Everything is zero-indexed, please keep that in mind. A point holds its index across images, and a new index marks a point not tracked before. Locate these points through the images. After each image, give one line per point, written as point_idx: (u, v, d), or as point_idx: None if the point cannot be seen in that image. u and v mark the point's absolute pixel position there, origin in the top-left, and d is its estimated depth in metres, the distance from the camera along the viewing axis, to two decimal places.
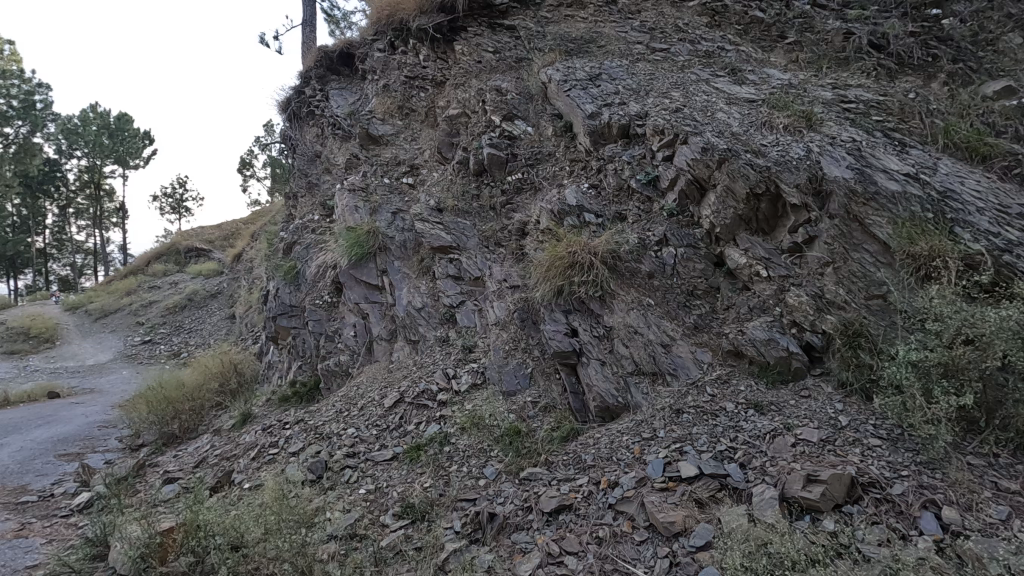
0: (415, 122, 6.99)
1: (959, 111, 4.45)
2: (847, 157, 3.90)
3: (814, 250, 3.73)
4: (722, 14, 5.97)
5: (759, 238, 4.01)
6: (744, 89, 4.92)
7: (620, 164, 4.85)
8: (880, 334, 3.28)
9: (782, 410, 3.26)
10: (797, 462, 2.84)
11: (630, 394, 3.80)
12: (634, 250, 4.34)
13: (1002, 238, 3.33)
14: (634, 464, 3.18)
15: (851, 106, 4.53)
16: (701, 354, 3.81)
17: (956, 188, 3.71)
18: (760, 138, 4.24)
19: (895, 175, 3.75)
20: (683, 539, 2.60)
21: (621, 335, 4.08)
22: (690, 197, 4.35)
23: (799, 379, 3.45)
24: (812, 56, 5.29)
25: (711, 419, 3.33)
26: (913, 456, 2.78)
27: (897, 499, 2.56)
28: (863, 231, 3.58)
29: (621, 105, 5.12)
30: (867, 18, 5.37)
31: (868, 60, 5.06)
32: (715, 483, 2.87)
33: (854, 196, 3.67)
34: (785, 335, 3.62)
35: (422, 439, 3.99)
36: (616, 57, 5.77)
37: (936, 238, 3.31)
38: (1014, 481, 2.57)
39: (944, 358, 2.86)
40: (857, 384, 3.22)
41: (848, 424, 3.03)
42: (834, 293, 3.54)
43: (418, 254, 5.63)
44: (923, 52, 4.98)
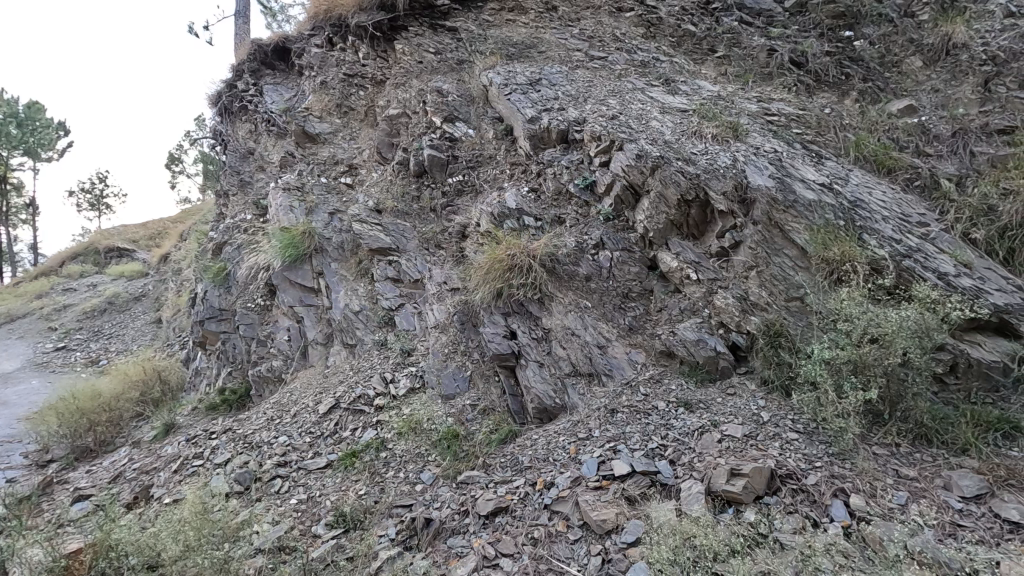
0: (354, 121, 6.83)
1: (868, 127, 4.80)
2: (769, 166, 4.12)
3: (739, 255, 3.91)
4: (657, 27, 6.18)
5: (689, 243, 4.18)
6: (676, 99, 5.10)
7: (558, 169, 4.92)
8: (798, 334, 3.49)
9: (708, 408, 3.40)
10: (722, 457, 2.97)
11: (567, 395, 3.86)
12: (572, 253, 4.42)
13: (902, 245, 3.63)
14: (569, 464, 3.24)
15: (774, 118, 4.80)
16: (635, 355, 3.93)
17: (865, 198, 4.00)
18: (691, 147, 4.42)
19: (812, 185, 4.00)
20: (615, 536, 2.67)
21: (558, 337, 4.15)
22: (625, 203, 4.47)
23: (725, 377, 3.62)
24: (738, 70, 5.56)
25: (644, 418, 3.44)
26: (826, 448, 2.97)
27: (811, 489, 2.73)
28: (783, 237, 3.80)
29: (559, 110, 5.20)
30: (788, 37, 5.70)
31: (789, 76, 5.37)
32: (645, 480, 2.96)
33: (775, 204, 3.87)
34: (713, 335, 3.78)
35: (358, 446, 3.89)
36: (555, 64, 5.86)
37: (846, 244, 3.56)
38: (912, 468, 2.83)
39: (854, 356, 3.05)
40: (777, 381, 3.41)
41: (769, 420, 3.20)
42: (757, 295, 3.73)
43: (356, 256, 5.51)
44: (838, 71, 5.34)
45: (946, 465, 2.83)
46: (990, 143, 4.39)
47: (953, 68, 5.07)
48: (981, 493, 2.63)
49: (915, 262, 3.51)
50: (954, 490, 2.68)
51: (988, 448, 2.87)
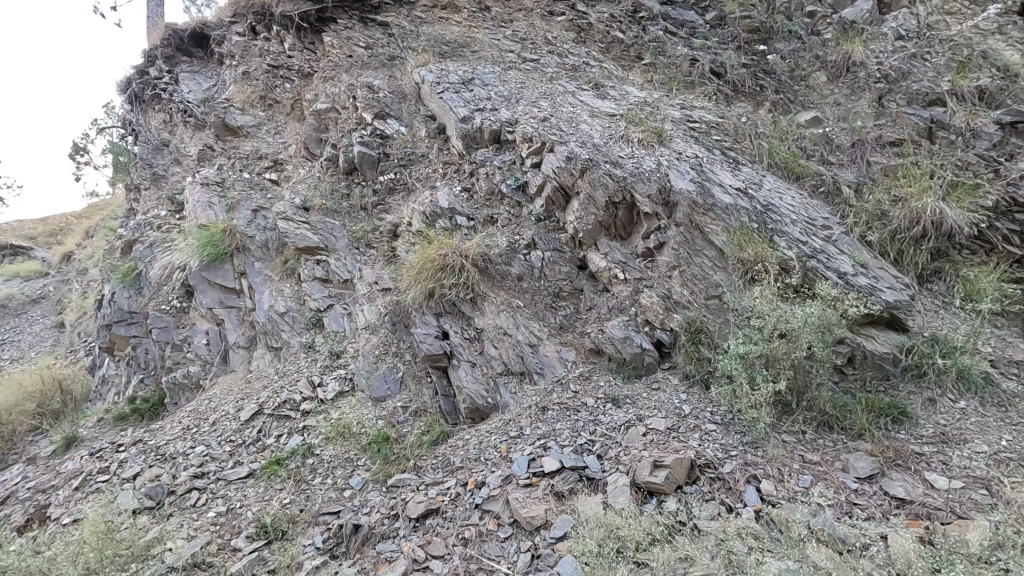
0: (280, 115, 6.55)
1: (780, 136, 5.14)
2: (691, 171, 4.32)
3: (663, 255, 4.09)
4: (587, 32, 6.33)
5: (617, 244, 4.32)
6: (605, 104, 5.25)
7: (491, 169, 4.93)
8: (716, 330, 3.68)
9: (635, 403, 3.52)
10: (647, 450, 3.09)
11: (499, 394, 3.88)
12: (504, 253, 4.45)
13: (807, 246, 3.93)
14: (500, 463, 3.26)
15: (695, 125, 5.05)
16: (565, 353, 4.01)
17: (776, 203, 4.28)
18: (618, 150, 4.56)
19: (730, 189, 4.24)
20: (544, 532, 2.72)
21: (491, 337, 4.17)
22: (556, 203, 4.55)
23: (651, 373, 3.76)
24: (664, 78, 5.79)
25: (573, 414, 3.52)
26: (741, 438, 3.15)
27: (727, 476, 2.89)
28: (703, 238, 4.00)
29: (492, 111, 5.22)
30: (709, 48, 5.98)
31: (710, 85, 5.65)
32: (574, 475, 3.03)
33: (696, 207, 4.07)
34: (639, 332, 3.92)
35: (283, 453, 3.75)
36: (488, 64, 5.87)
37: (760, 245, 3.80)
38: (815, 453, 3.06)
39: (766, 350, 3.25)
40: (698, 375, 3.58)
41: (690, 412, 3.36)
42: (680, 293, 3.90)
43: (282, 255, 5.28)
44: (754, 82, 5.67)
45: (845, 449, 3.09)
46: (883, 153, 4.82)
47: (852, 84, 5.53)
48: (874, 473, 2.89)
49: (819, 262, 3.81)
50: (851, 471, 2.93)
51: (880, 432, 3.15)
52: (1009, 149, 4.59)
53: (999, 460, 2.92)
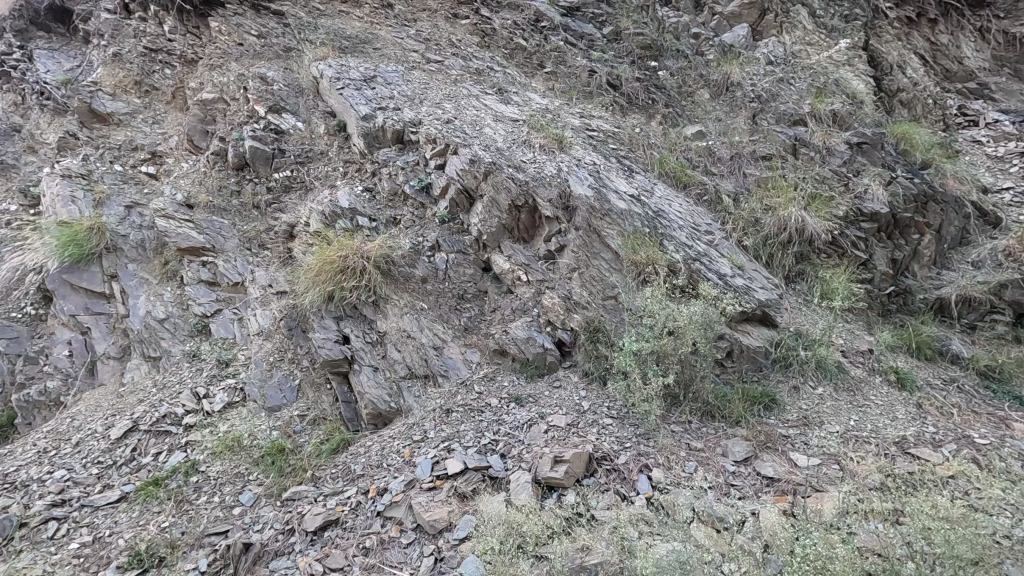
0: (158, 103, 5.97)
1: (669, 147, 5.51)
2: (589, 177, 4.52)
3: (564, 257, 4.24)
4: (491, 37, 6.40)
5: (520, 246, 4.42)
6: (509, 108, 5.35)
7: (394, 169, 4.84)
8: (613, 329, 3.87)
9: (537, 401, 3.62)
10: (548, 446, 3.19)
11: (402, 398, 3.82)
12: (407, 255, 4.37)
13: (692, 250, 4.26)
14: (403, 467, 3.21)
15: (594, 133, 5.28)
16: (470, 354, 4.03)
17: (665, 209, 4.59)
18: (521, 155, 4.67)
19: (624, 196, 4.48)
20: (448, 534, 2.73)
21: (394, 340, 4.08)
22: (460, 205, 4.57)
23: (553, 371, 3.88)
24: (565, 87, 6.00)
25: (478, 415, 3.54)
26: (634, 429, 3.35)
27: (622, 467, 3.07)
28: (600, 241, 4.20)
29: (394, 110, 5.13)
30: (606, 60, 6.27)
31: (607, 96, 5.93)
32: (478, 475, 3.06)
33: (593, 211, 4.26)
34: (541, 332, 4.03)
35: (162, 473, 3.43)
36: (390, 62, 5.76)
37: (651, 248, 4.06)
38: (699, 441, 3.32)
39: (657, 346, 3.48)
40: (596, 372, 3.75)
41: (588, 408, 3.52)
42: (580, 294, 4.07)
43: (161, 256, 4.83)
44: (646, 95, 6.02)
45: (724, 435, 3.38)
46: (757, 166, 5.33)
47: (731, 102, 6.05)
48: (748, 456, 3.19)
49: (702, 264, 4.14)
50: (730, 455, 3.21)
51: (754, 418, 3.48)
52: (856, 166, 5.28)
53: (848, 438, 3.34)
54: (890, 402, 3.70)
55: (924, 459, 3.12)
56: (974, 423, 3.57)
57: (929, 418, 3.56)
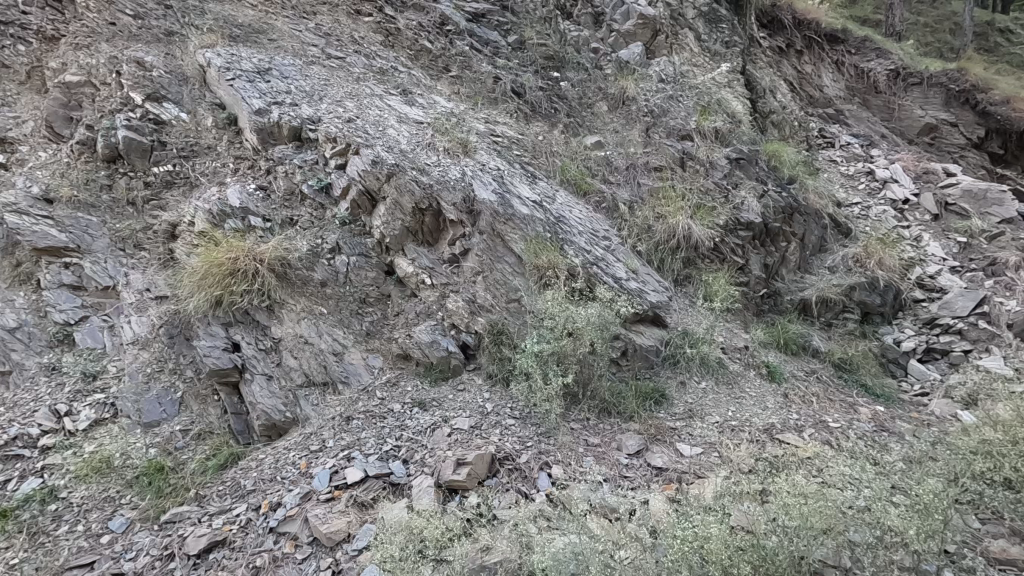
0: (8, 83, 5.15)
1: (570, 155, 5.73)
2: (492, 182, 4.60)
3: (468, 261, 4.28)
4: (395, 37, 6.29)
5: (424, 249, 4.40)
6: (413, 110, 5.30)
7: (290, 168, 4.62)
8: (516, 331, 3.96)
9: (440, 405, 3.62)
10: (451, 449, 3.22)
11: (299, 407, 3.65)
12: (305, 258, 4.19)
13: (590, 254, 4.46)
14: (299, 479, 3.09)
15: (498, 139, 5.36)
16: (372, 359, 3.95)
17: (566, 215, 4.77)
18: (425, 158, 4.65)
19: (527, 201, 4.60)
20: (346, 545, 2.68)
21: (290, 347, 3.88)
22: (362, 207, 4.48)
23: (457, 375, 3.89)
24: (469, 91, 6.03)
25: (379, 421, 3.48)
26: (536, 429, 3.46)
27: (523, 466, 3.18)
28: (503, 245, 4.28)
29: (291, 106, 4.91)
30: (511, 68, 6.39)
31: (511, 103, 6.06)
32: (379, 482, 3.04)
33: (497, 216, 4.34)
34: (445, 336, 4.03)
35: (11, 503, 3.03)
36: (287, 55, 5.49)
37: (552, 253, 4.21)
38: (596, 437, 3.50)
39: (557, 347, 3.61)
40: (500, 374, 3.81)
41: (492, 409, 3.58)
42: (484, 297, 4.12)
43: (10, 258, 4.15)
44: (549, 105, 6.22)
45: (619, 430, 3.58)
46: (649, 176, 5.69)
47: (627, 115, 6.40)
48: (641, 448, 3.40)
49: (599, 268, 4.36)
50: (624, 449, 3.41)
51: (646, 413, 3.71)
52: (734, 179, 5.81)
53: (725, 428, 3.68)
54: (762, 393, 4.11)
55: (787, 443, 3.51)
56: (829, 409, 4.06)
57: (793, 406, 4.00)
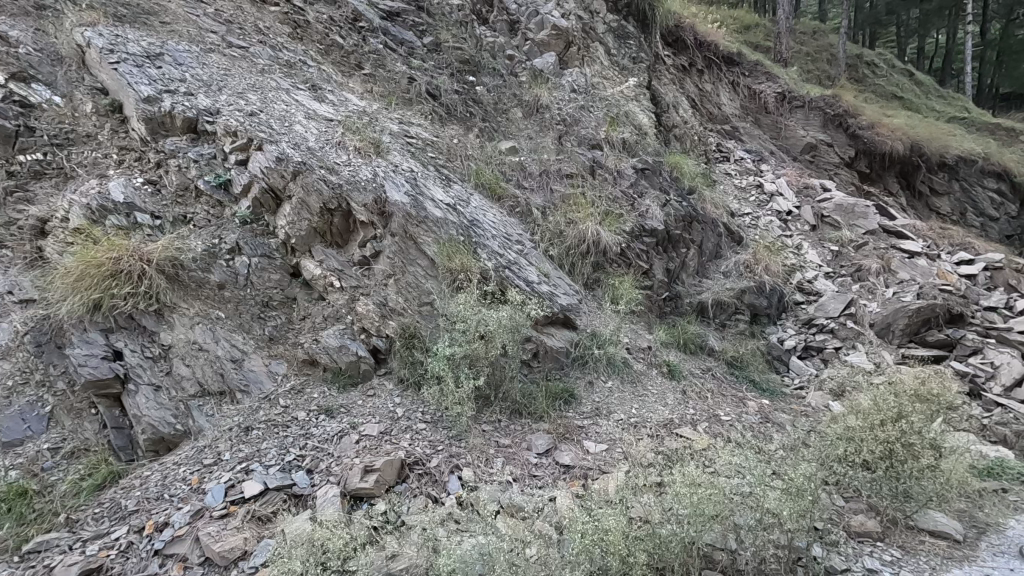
0: None
1: (485, 159, 5.76)
2: (405, 184, 4.54)
3: (379, 263, 4.21)
4: (304, 29, 6.03)
5: (332, 251, 4.27)
6: (322, 107, 5.11)
7: (184, 161, 4.31)
8: (428, 335, 3.93)
9: (349, 411, 3.52)
10: (359, 456, 3.17)
11: (191, 419, 3.39)
12: (201, 259, 3.91)
13: (503, 258, 4.53)
14: (189, 496, 2.89)
15: (412, 140, 5.30)
16: (276, 365, 3.76)
17: (479, 219, 4.80)
18: (334, 156, 4.51)
19: (440, 204, 4.58)
20: (243, 563, 2.57)
21: (181, 354, 3.59)
22: (265, 206, 4.28)
23: (367, 380, 3.81)
24: (383, 90, 5.90)
25: (282, 430, 3.33)
26: (447, 432, 3.47)
27: (434, 470, 3.20)
28: (416, 248, 4.24)
29: (185, 96, 4.57)
30: (426, 70, 6.34)
31: (426, 105, 6.00)
32: (280, 495, 2.93)
33: (410, 218, 4.29)
34: (355, 340, 3.92)
35: None
36: (181, 40, 5.10)
37: (465, 256, 4.24)
38: (507, 437, 3.56)
39: (469, 350, 3.60)
40: (411, 378, 3.77)
41: (403, 414, 3.54)
42: (395, 300, 4.06)
43: None
44: (464, 108, 6.23)
45: (530, 430, 3.66)
46: (561, 183, 5.87)
47: (541, 122, 6.55)
48: (549, 447, 3.51)
49: (511, 271, 4.44)
50: (534, 448, 3.50)
51: (555, 413, 3.82)
52: (640, 189, 6.14)
53: (629, 424, 3.88)
54: (662, 390, 4.36)
55: (684, 436, 3.77)
56: (722, 404, 4.40)
57: (690, 402, 4.29)
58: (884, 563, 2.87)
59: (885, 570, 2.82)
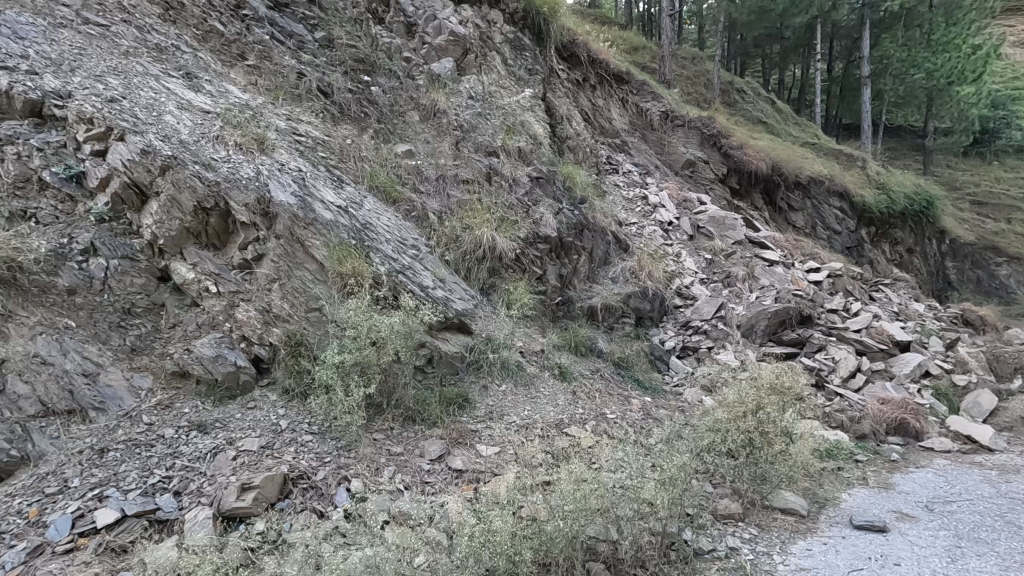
0: None
1: (380, 161, 5.62)
2: (292, 184, 4.32)
3: (262, 267, 3.97)
4: (177, 11, 5.53)
5: (208, 254, 3.95)
6: (199, 97, 4.73)
7: (25, 150, 3.77)
8: (315, 342, 3.77)
9: (225, 426, 3.27)
10: (235, 474, 2.98)
11: (30, 443, 2.92)
12: (46, 260, 3.44)
13: (397, 262, 4.46)
14: (26, 532, 2.54)
15: (301, 138, 5.05)
16: (138, 379, 3.38)
17: (373, 222, 4.68)
18: (211, 152, 4.19)
19: (331, 206, 4.41)
20: None
21: (18, 369, 3.08)
22: (128, 203, 3.87)
23: (247, 392, 3.56)
24: (269, 84, 5.57)
25: (145, 450, 3.01)
26: (336, 443, 3.35)
27: (319, 483, 3.08)
28: (303, 252, 4.06)
29: (28, 74, 4.00)
30: (317, 66, 6.08)
31: (316, 102, 5.75)
32: (140, 523, 2.66)
33: (296, 220, 4.10)
34: (233, 349, 3.66)
35: None
36: (23, 11, 4.46)
37: (356, 260, 4.11)
38: (399, 445, 3.51)
39: (360, 358, 3.48)
40: (297, 389, 3.59)
41: (287, 426, 3.36)
42: (280, 307, 3.85)
43: None
44: (358, 108, 6.04)
45: (423, 437, 3.63)
46: (458, 189, 5.90)
47: (438, 127, 6.51)
48: (442, 453, 3.51)
49: (405, 277, 4.38)
50: (426, 454, 3.48)
51: (449, 418, 3.82)
52: (534, 197, 6.34)
53: (521, 426, 3.97)
54: (554, 392, 4.51)
55: (573, 435, 3.95)
56: (609, 402, 4.65)
57: (579, 402, 4.49)
58: (743, 541, 3.18)
59: (744, 547, 3.12)
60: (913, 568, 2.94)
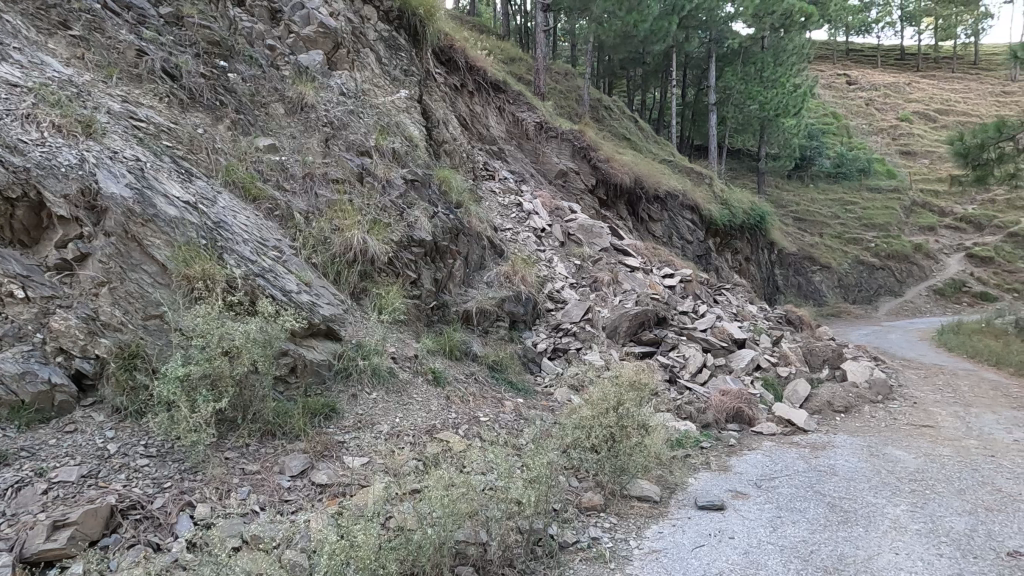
0: None
1: (238, 156, 5.16)
2: (127, 175, 3.84)
3: (86, 269, 3.44)
4: None
5: (13, 252, 3.33)
6: (3, 67, 3.99)
7: None
8: (155, 353, 3.35)
9: (33, 455, 2.76)
10: (45, 511, 2.52)
11: None
12: None
13: (255, 264, 4.12)
14: None
15: (140, 123, 4.47)
16: None
17: (228, 220, 4.28)
18: (19, 133, 3.58)
19: (176, 201, 3.98)
20: None
21: None
22: None
23: (65, 414, 3.04)
24: (99, 60, 4.86)
25: None
26: (178, 466, 3.01)
27: (156, 512, 2.74)
28: (141, 251, 3.63)
29: None
30: (161, 44, 5.42)
31: (160, 85, 5.12)
32: None
33: (131, 216, 3.66)
34: (46, 364, 3.08)
35: None
36: None
37: (206, 262, 3.73)
38: (255, 463, 3.24)
39: (209, 370, 3.15)
40: (131, 407, 3.17)
41: (116, 451, 2.94)
42: (109, 314, 3.36)
43: None
44: (212, 96, 5.49)
45: (283, 452, 3.39)
46: (327, 188, 5.61)
47: (305, 122, 6.14)
48: (304, 468, 3.30)
49: (265, 280, 4.06)
50: (286, 471, 3.25)
51: (313, 430, 3.61)
52: (408, 199, 6.24)
53: (392, 434, 3.87)
54: (427, 397, 4.46)
55: (444, 440, 3.94)
56: (481, 405, 4.71)
57: (453, 407, 4.48)
58: (604, 530, 3.38)
59: (605, 536, 3.31)
60: (744, 539, 3.32)
